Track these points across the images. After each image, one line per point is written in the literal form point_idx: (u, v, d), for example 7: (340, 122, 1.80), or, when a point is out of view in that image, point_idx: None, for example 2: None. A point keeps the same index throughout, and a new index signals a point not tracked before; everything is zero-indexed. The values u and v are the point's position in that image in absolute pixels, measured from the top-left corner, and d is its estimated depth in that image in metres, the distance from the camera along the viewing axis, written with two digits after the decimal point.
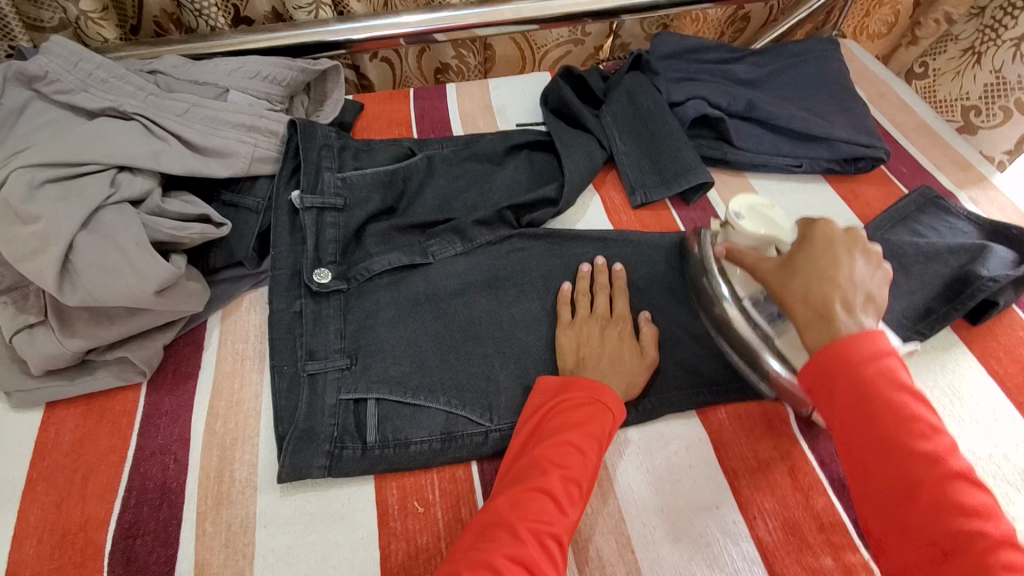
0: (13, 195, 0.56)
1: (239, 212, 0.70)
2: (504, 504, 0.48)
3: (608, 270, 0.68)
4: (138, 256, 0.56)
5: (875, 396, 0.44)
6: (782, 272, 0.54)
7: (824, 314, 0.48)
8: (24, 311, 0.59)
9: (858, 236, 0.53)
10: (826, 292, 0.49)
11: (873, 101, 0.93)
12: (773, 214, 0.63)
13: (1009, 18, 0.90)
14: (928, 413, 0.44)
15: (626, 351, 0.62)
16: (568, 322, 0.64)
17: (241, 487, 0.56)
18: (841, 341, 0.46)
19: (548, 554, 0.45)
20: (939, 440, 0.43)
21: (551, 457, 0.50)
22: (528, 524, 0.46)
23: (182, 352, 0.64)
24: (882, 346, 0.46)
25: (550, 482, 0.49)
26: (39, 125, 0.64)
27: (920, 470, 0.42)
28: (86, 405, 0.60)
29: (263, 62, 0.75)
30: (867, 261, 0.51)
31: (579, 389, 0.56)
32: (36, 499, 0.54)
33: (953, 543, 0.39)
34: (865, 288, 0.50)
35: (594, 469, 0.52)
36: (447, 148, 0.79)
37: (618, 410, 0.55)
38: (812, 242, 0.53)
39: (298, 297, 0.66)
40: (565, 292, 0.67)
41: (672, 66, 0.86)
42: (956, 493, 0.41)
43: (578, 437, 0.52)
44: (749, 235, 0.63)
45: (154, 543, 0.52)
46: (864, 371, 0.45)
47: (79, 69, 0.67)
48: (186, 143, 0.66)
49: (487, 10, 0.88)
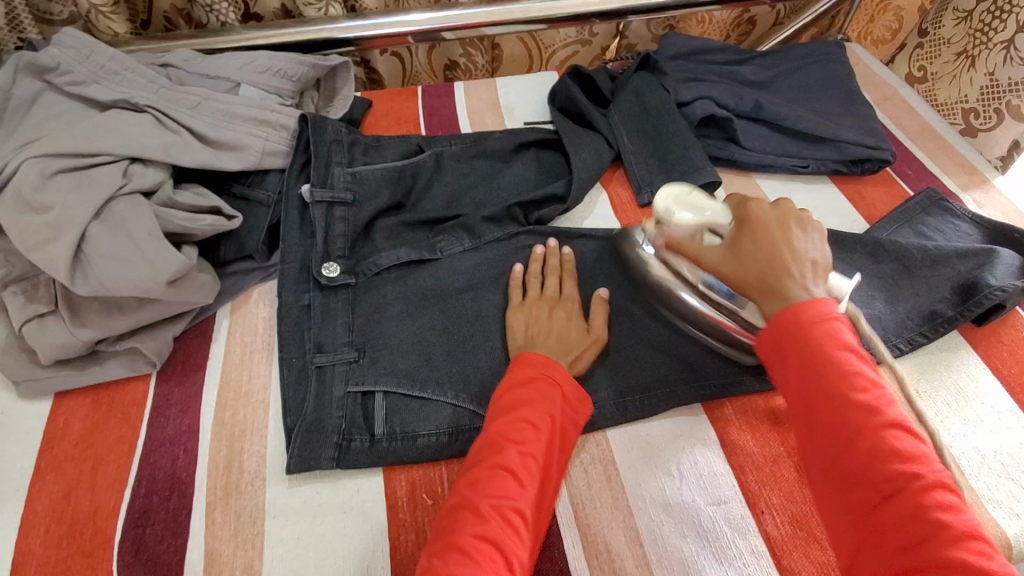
0: (26, 185, 0.56)
1: (249, 206, 0.70)
2: (466, 485, 0.49)
3: (557, 252, 0.69)
4: (149, 246, 0.56)
5: (818, 350, 0.45)
6: (730, 257, 0.54)
7: (774, 288, 0.49)
8: (34, 301, 0.58)
9: (786, 207, 0.54)
10: (776, 267, 0.50)
11: (878, 104, 0.93)
12: (699, 198, 0.62)
13: (998, 21, 0.87)
14: (866, 366, 0.44)
15: (572, 328, 0.62)
16: (519, 304, 0.65)
17: (251, 478, 0.56)
18: (790, 306, 0.47)
19: (510, 528, 0.46)
20: (879, 391, 0.43)
21: (505, 434, 0.51)
22: (489, 501, 0.47)
23: (191, 344, 0.64)
24: (826, 306, 0.47)
25: (508, 458, 0.49)
26: (50, 116, 0.64)
27: (859, 420, 0.43)
28: (95, 395, 0.61)
29: (274, 56, 0.75)
30: (802, 231, 0.52)
31: (528, 365, 0.56)
32: (45, 488, 0.54)
33: (890, 488, 0.40)
34: (807, 257, 0.50)
35: (552, 444, 0.52)
36: (456, 144, 0.79)
37: (568, 383, 0.56)
38: (750, 223, 0.54)
39: (307, 290, 0.66)
40: (516, 274, 0.67)
41: (680, 66, 0.87)
42: (893, 441, 0.41)
43: (533, 413, 0.52)
44: (683, 228, 0.61)
45: (164, 532, 0.52)
46: (806, 328, 0.46)
47: (91, 61, 0.68)
48: (198, 135, 0.67)
49: (496, 9, 0.89)
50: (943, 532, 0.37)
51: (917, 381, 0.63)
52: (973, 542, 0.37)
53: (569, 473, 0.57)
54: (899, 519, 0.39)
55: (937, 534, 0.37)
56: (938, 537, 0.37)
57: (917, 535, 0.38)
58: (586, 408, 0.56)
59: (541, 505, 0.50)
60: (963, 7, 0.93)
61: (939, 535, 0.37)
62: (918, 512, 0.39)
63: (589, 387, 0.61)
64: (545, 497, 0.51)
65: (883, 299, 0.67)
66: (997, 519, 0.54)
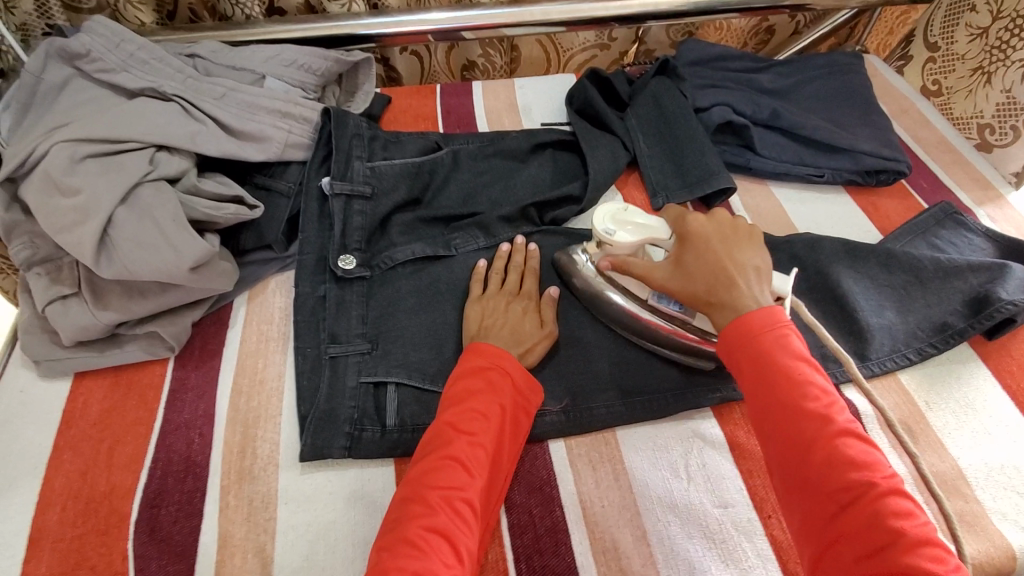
0: (55, 168, 0.57)
1: (270, 196, 0.71)
2: (417, 476, 0.49)
3: (524, 250, 0.69)
4: (174, 232, 0.58)
5: (771, 362, 0.48)
6: (678, 274, 0.57)
7: (723, 295, 0.53)
8: (58, 282, 0.60)
9: (726, 217, 0.59)
10: (725, 281, 0.53)
11: (895, 116, 0.94)
12: (634, 215, 0.61)
13: (1015, 39, 0.85)
14: (818, 377, 0.47)
15: (527, 322, 0.62)
16: (478, 297, 0.65)
17: (264, 464, 0.57)
18: (741, 316, 0.50)
19: (459, 517, 0.47)
20: (829, 400, 0.46)
21: (456, 426, 0.52)
22: (438, 492, 0.48)
23: (208, 330, 0.66)
24: (778, 319, 0.50)
25: (457, 449, 0.50)
26: (79, 102, 0.65)
27: (813, 429, 0.45)
28: (113, 377, 0.62)
29: (299, 51, 0.76)
30: (743, 239, 0.57)
31: (478, 355, 0.56)
32: (62, 467, 0.56)
33: (846, 495, 0.42)
34: (750, 266, 0.54)
35: (501, 434, 0.53)
36: (473, 143, 0.80)
37: (518, 371, 0.56)
38: (692, 239, 0.57)
39: (323, 281, 0.67)
40: (479, 269, 0.67)
41: (698, 73, 0.87)
42: (845, 449, 0.44)
43: (482, 403, 0.53)
44: (626, 245, 0.60)
45: (178, 513, 0.53)
46: (761, 341, 0.49)
47: (120, 49, 0.69)
48: (222, 126, 0.68)
49: (517, 10, 0.90)
50: (900, 537, 0.39)
51: (927, 393, 0.63)
52: (928, 546, 0.39)
53: (577, 471, 0.57)
54: (857, 526, 0.41)
55: (895, 539, 0.39)
56: (896, 543, 0.39)
57: (878, 542, 0.40)
58: (537, 396, 0.57)
59: (491, 494, 0.51)
60: (977, 23, 0.91)
61: (897, 540, 0.39)
62: (876, 518, 0.40)
63: (598, 386, 0.62)
64: (493, 487, 0.51)
65: (894, 310, 0.68)
66: (1002, 531, 0.54)
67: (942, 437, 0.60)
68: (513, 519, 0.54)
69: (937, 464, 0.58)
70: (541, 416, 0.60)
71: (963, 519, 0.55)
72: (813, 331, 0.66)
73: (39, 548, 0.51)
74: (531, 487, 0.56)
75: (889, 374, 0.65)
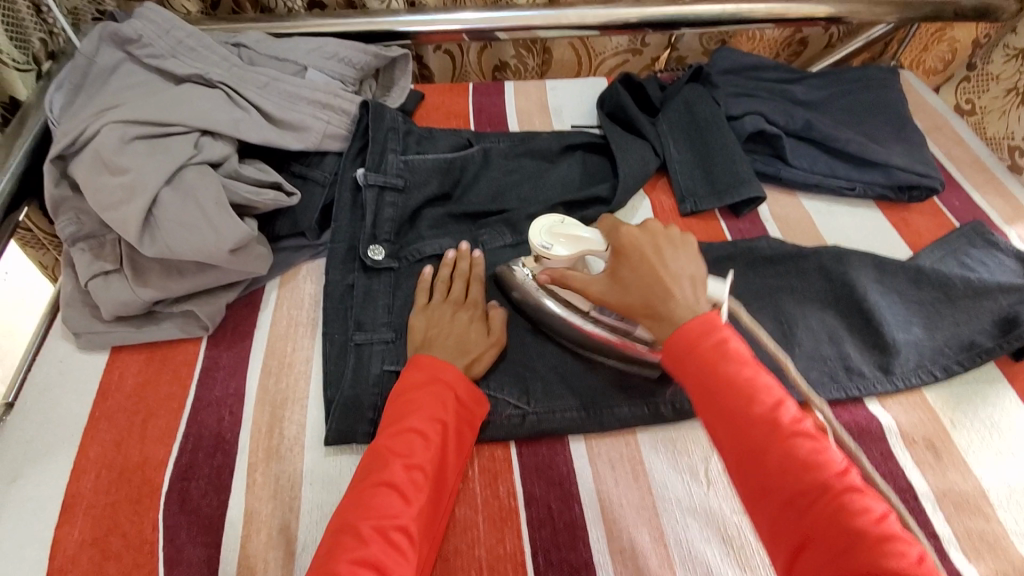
0: (106, 148, 0.60)
1: (307, 184, 0.73)
2: (349, 506, 0.49)
3: (469, 257, 0.68)
4: (216, 214, 0.60)
5: (715, 370, 0.48)
6: (614, 284, 0.57)
7: (659, 312, 0.53)
8: (100, 258, 0.62)
9: (654, 227, 0.59)
10: (659, 294, 0.54)
11: (929, 133, 0.93)
12: (573, 228, 0.62)
13: None
14: (760, 378, 0.47)
15: (472, 331, 0.62)
16: (423, 307, 0.64)
17: (290, 444, 0.58)
18: (677, 330, 0.51)
19: (393, 548, 0.46)
20: (773, 402, 0.46)
21: (393, 446, 0.52)
22: (371, 522, 0.47)
23: (241, 312, 0.67)
24: (715, 325, 0.50)
25: (392, 474, 0.50)
26: (128, 85, 0.68)
27: (764, 435, 0.45)
28: (149, 353, 0.63)
29: (340, 44, 0.78)
30: (675, 249, 0.57)
31: (417, 370, 0.57)
32: (98, 436, 0.57)
33: (804, 499, 0.43)
34: (682, 276, 0.55)
35: (441, 453, 0.53)
36: (504, 142, 0.81)
37: (460, 385, 0.57)
38: (624, 251, 0.58)
39: (352, 270, 0.69)
40: (424, 278, 0.66)
41: (731, 81, 0.88)
42: (797, 452, 0.44)
43: (420, 421, 0.53)
44: (566, 258, 0.61)
45: (208, 487, 0.54)
46: (701, 350, 0.49)
47: (170, 35, 0.71)
48: (265, 114, 0.70)
49: (553, 13, 0.90)
50: (861, 537, 0.40)
51: (952, 412, 0.63)
52: (891, 542, 0.39)
53: (597, 469, 0.58)
54: (819, 530, 0.41)
55: (857, 539, 0.40)
56: (858, 541, 0.40)
57: (840, 542, 0.40)
58: (482, 406, 0.58)
59: (432, 517, 0.51)
60: (1014, 45, 0.93)
61: (859, 539, 0.40)
62: (834, 519, 0.41)
63: (619, 386, 0.62)
64: (436, 510, 0.51)
65: (921, 326, 0.67)
66: None
67: (966, 456, 0.59)
68: (531, 513, 0.55)
69: (959, 482, 0.58)
70: (559, 414, 0.60)
71: (983, 539, 0.54)
72: (837, 342, 0.66)
73: (73, 513, 0.53)
74: (551, 482, 0.57)
75: (913, 391, 0.64)
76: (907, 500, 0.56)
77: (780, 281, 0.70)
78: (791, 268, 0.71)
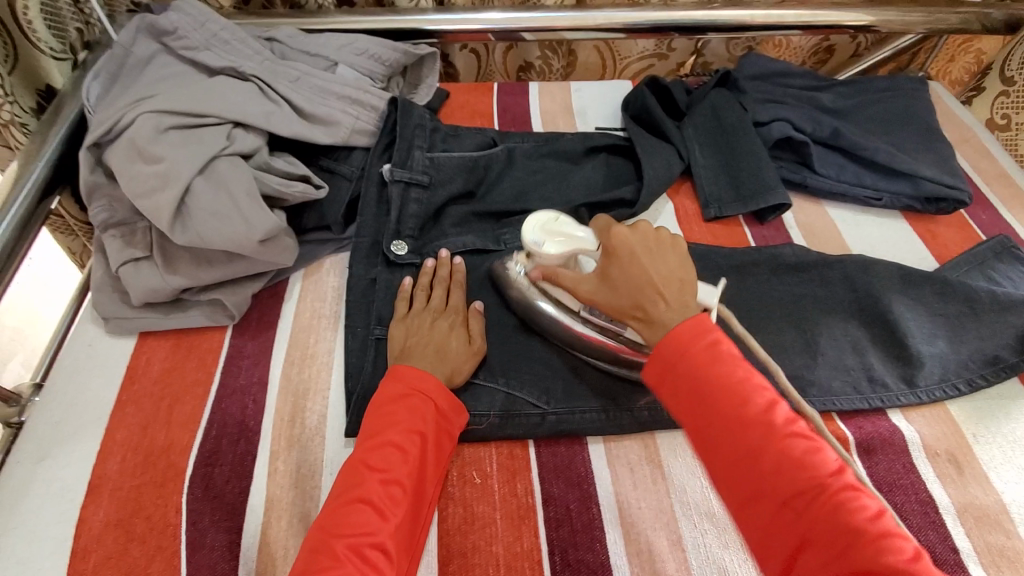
0: (142, 137, 0.61)
1: (334, 178, 0.73)
2: (323, 523, 0.48)
3: (449, 264, 0.68)
4: (247, 205, 0.60)
5: (707, 372, 0.47)
6: (602, 284, 0.56)
7: (650, 315, 0.52)
8: (131, 245, 0.63)
9: (642, 226, 0.57)
10: (650, 296, 0.52)
11: (956, 145, 0.92)
12: (568, 227, 0.61)
13: None
14: (752, 378, 0.47)
15: (453, 340, 0.61)
16: (403, 316, 0.63)
17: (312, 434, 0.59)
18: (669, 333, 0.50)
19: (367, 565, 0.46)
20: (765, 402, 0.46)
21: (370, 461, 0.51)
22: (345, 541, 0.47)
23: (265, 302, 0.68)
24: (704, 326, 0.49)
25: (369, 489, 0.50)
26: (163, 75, 0.69)
27: (759, 436, 0.45)
28: (175, 339, 0.64)
29: (371, 40, 0.79)
30: (663, 249, 0.55)
31: (398, 381, 0.56)
32: (124, 420, 0.58)
33: (802, 499, 0.42)
34: (671, 279, 0.53)
35: (419, 466, 0.52)
36: (528, 142, 0.81)
37: (440, 395, 0.56)
38: (613, 251, 0.55)
39: (375, 265, 0.69)
40: (405, 287, 0.65)
41: (758, 87, 0.87)
42: (792, 452, 0.44)
43: (398, 435, 0.53)
44: (555, 256, 0.60)
45: (230, 474, 0.55)
46: (695, 350, 0.48)
47: (205, 28, 0.72)
48: (295, 108, 0.71)
49: (580, 15, 0.90)
50: (861, 536, 0.40)
51: (976, 426, 0.62)
52: (891, 538, 0.40)
53: (615, 471, 0.58)
54: (819, 529, 0.41)
55: (856, 537, 0.40)
56: (859, 539, 0.40)
57: (841, 540, 0.40)
58: (461, 417, 0.57)
59: (409, 532, 0.50)
60: None
61: (857, 538, 0.40)
62: (834, 519, 0.41)
63: (639, 389, 0.62)
64: (413, 525, 0.51)
65: (946, 338, 0.67)
66: None
67: (989, 471, 0.59)
68: (549, 512, 0.55)
69: (982, 497, 0.57)
70: (578, 414, 0.60)
71: (1007, 556, 0.53)
72: (860, 353, 0.65)
73: (99, 494, 0.54)
74: (569, 482, 0.57)
75: (936, 404, 0.64)
76: (929, 513, 0.56)
77: (803, 289, 0.70)
78: (815, 276, 0.70)
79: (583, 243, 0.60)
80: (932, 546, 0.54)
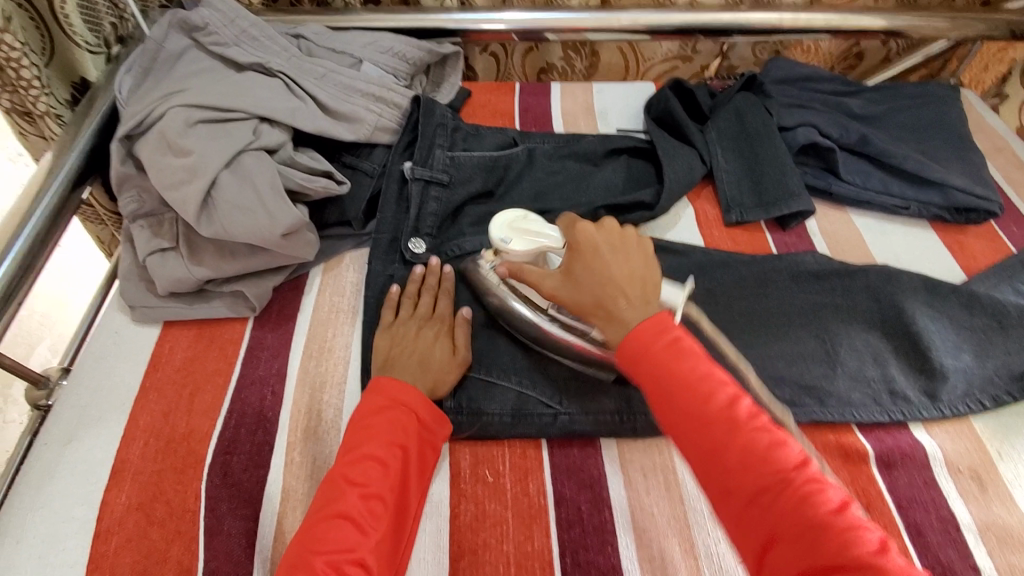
0: (171, 130, 0.62)
1: (356, 174, 0.74)
2: (303, 538, 0.48)
3: (438, 271, 0.67)
4: (271, 199, 0.61)
5: (673, 368, 0.47)
6: (566, 281, 0.56)
7: (613, 314, 0.52)
8: (159, 236, 0.65)
9: (606, 225, 0.58)
10: (612, 293, 0.53)
11: (988, 155, 0.90)
12: (533, 225, 0.64)
13: None
14: (715, 373, 0.47)
15: (437, 349, 0.61)
16: (387, 325, 0.63)
17: (329, 426, 0.59)
18: (632, 330, 0.50)
19: None
20: (728, 397, 0.46)
21: (348, 475, 0.51)
22: (324, 556, 0.46)
23: (286, 296, 0.69)
24: (668, 323, 0.49)
25: (348, 505, 0.49)
26: (193, 70, 0.70)
27: (723, 432, 0.45)
28: (198, 329, 0.66)
29: (397, 39, 0.81)
30: (626, 250, 0.56)
31: (379, 394, 0.56)
32: (147, 405, 0.60)
33: (767, 495, 0.42)
34: (635, 279, 0.54)
35: (400, 481, 0.53)
36: (549, 143, 0.81)
37: (423, 408, 0.56)
38: (579, 249, 0.56)
39: (393, 262, 0.70)
40: (392, 295, 0.65)
41: (784, 91, 0.86)
42: (755, 447, 0.44)
43: (378, 448, 0.53)
44: (522, 253, 0.62)
45: (248, 462, 0.56)
46: (660, 347, 0.48)
47: (234, 24, 0.73)
48: (320, 104, 0.72)
49: (605, 15, 0.90)
50: (827, 529, 0.40)
51: (1001, 443, 0.60)
52: (855, 531, 0.40)
53: (628, 475, 0.58)
54: (785, 524, 0.41)
55: (822, 530, 0.40)
56: (824, 532, 0.40)
57: (807, 535, 0.40)
58: (444, 428, 0.57)
59: (391, 547, 0.50)
60: None
61: (822, 531, 0.40)
62: (799, 513, 0.41)
63: None
64: (394, 540, 0.51)
65: (972, 353, 0.65)
66: None
67: (1012, 489, 0.57)
68: (560, 513, 0.55)
69: (1005, 515, 0.55)
70: (592, 416, 0.60)
71: None
72: (881, 364, 0.64)
73: (121, 477, 0.55)
74: (581, 484, 0.57)
75: (959, 419, 0.62)
76: (949, 530, 0.55)
77: (824, 296, 0.69)
78: (836, 284, 0.69)
79: (550, 241, 0.62)
80: (951, 563, 0.53)
